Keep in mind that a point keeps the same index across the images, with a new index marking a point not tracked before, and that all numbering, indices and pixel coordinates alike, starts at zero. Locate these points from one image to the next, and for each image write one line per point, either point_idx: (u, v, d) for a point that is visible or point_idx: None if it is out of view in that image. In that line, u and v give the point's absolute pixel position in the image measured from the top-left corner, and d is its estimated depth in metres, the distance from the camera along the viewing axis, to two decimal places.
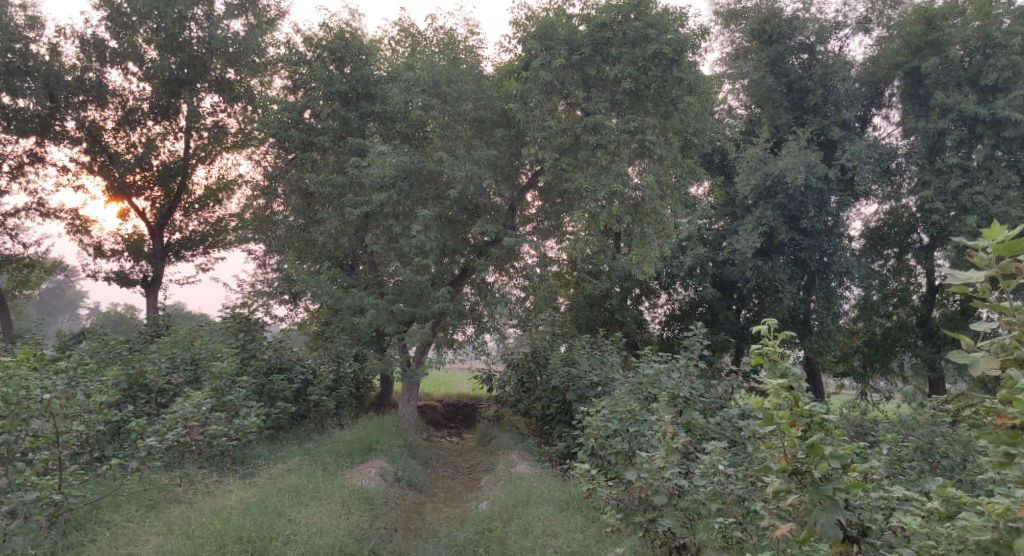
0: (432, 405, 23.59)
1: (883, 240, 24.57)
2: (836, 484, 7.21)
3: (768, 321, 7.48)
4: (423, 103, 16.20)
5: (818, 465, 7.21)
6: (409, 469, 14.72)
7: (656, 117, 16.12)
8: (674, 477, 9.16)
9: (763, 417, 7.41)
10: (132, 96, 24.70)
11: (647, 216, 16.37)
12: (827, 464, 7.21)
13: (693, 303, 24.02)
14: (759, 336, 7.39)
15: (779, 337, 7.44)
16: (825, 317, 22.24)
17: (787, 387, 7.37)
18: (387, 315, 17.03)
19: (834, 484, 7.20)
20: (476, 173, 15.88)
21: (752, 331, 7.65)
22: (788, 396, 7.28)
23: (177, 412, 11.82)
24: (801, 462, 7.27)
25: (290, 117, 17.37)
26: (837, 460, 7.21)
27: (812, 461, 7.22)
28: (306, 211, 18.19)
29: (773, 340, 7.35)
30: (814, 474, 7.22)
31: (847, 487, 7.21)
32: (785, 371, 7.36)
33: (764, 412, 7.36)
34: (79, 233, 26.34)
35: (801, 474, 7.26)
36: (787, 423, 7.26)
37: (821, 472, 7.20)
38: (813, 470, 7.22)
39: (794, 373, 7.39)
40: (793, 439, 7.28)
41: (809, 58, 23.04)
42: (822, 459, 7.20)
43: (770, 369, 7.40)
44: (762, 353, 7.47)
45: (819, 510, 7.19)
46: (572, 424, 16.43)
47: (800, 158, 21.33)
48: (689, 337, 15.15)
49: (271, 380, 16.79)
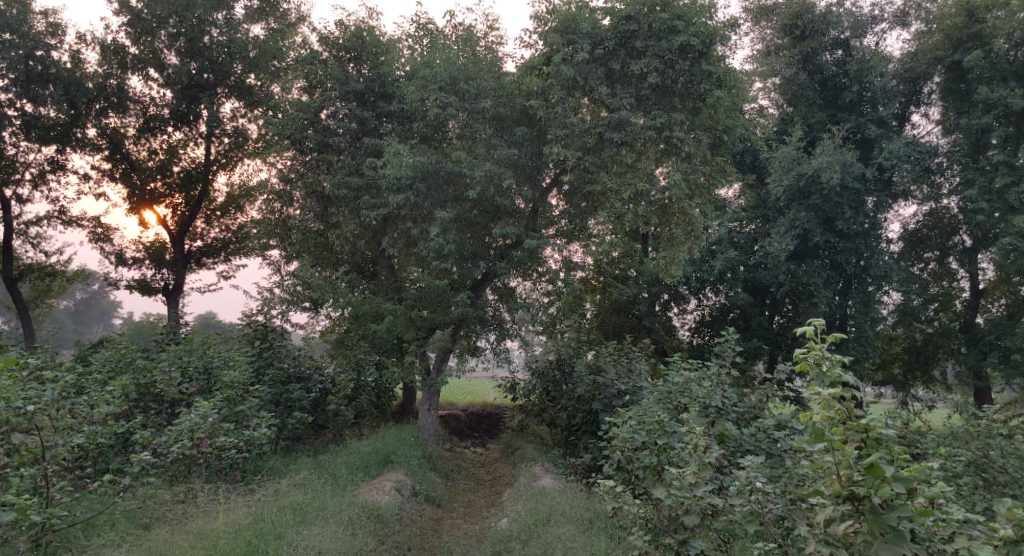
0: (455, 414, 22.98)
1: (924, 242, 23.68)
2: (900, 512, 7.34)
3: (816, 323, 7.82)
4: (441, 101, 15.69)
5: (879, 489, 7.35)
6: (428, 482, 14.16)
7: (684, 113, 15.45)
8: (707, 495, 8.56)
9: (814, 433, 7.59)
10: (152, 102, 24.38)
11: (676, 216, 15.74)
12: (888, 488, 7.34)
13: (724, 309, 23.23)
14: (806, 341, 7.67)
15: (827, 339, 7.75)
16: (862, 323, 21.39)
17: (839, 398, 7.62)
18: (405, 322, 16.55)
19: (896, 512, 7.32)
20: (497, 173, 15.36)
21: (798, 333, 7.97)
22: (841, 410, 7.47)
23: (182, 423, 11.42)
24: (858, 486, 7.38)
25: (305, 118, 16.95)
26: (899, 483, 7.32)
27: (871, 485, 7.35)
28: (324, 215, 17.75)
29: (821, 346, 7.66)
30: (874, 499, 7.34)
31: (911, 514, 7.34)
32: (834, 380, 7.60)
33: (816, 428, 7.54)
34: (101, 242, 26.14)
35: (857, 499, 7.38)
36: (841, 440, 7.45)
37: (881, 498, 7.33)
38: (872, 495, 7.34)
39: (844, 381, 7.69)
40: (848, 459, 7.41)
41: (844, 54, 22.19)
42: (882, 482, 7.32)
43: (819, 379, 7.62)
44: (808, 359, 7.77)
45: (881, 537, 7.32)
46: (598, 435, 15.80)
47: (835, 157, 20.50)
48: (720, 344, 14.43)
49: (287, 389, 16.26)
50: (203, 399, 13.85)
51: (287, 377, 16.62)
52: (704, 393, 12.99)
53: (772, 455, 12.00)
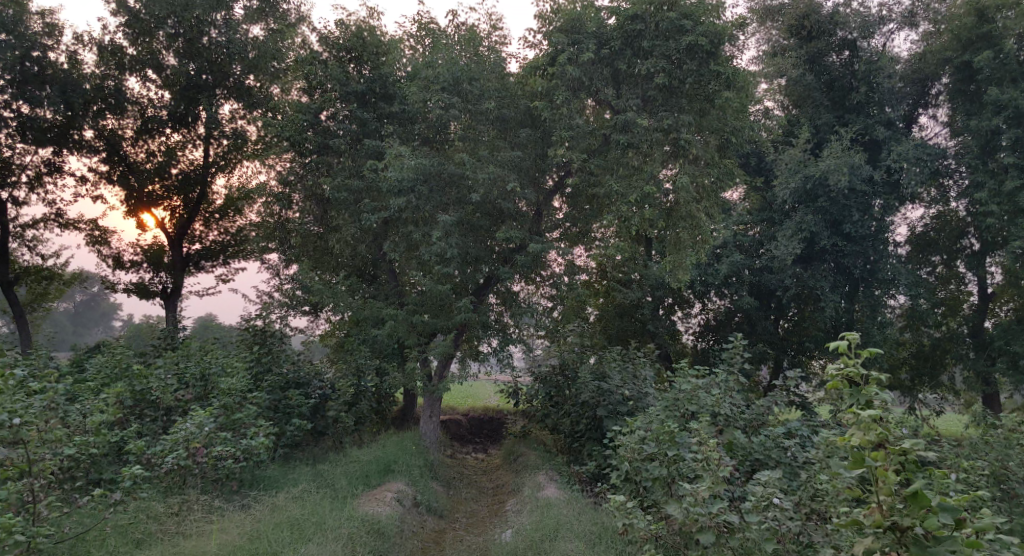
0: (456, 419, 22.66)
1: (931, 245, 23.40)
2: (947, 545, 7.19)
3: (854, 336, 8.19)
4: (443, 102, 15.38)
5: (925, 520, 7.21)
6: (430, 492, 13.88)
7: (691, 114, 15.12)
8: (723, 512, 8.49)
9: (853, 458, 7.44)
10: (150, 103, 24.10)
11: (683, 220, 15.39)
12: (936, 518, 7.20)
13: (729, 313, 22.94)
14: (840, 355, 7.60)
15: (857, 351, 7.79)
16: (870, 328, 21.09)
17: (878, 418, 7.49)
18: (407, 327, 16.26)
19: (945, 545, 7.19)
20: (500, 175, 15.06)
21: (828, 345, 7.99)
22: (880, 434, 7.33)
23: (178, 432, 11.18)
24: (902, 516, 7.26)
25: (305, 120, 16.63)
26: (947, 514, 7.20)
27: (916, 516, 7.22)
28: (323, 218, 17.49)
29: (855, 361, 7.57)
30: (919, 530, 7.21)
31: (959, 547, 7.19)
32: (870, 399, 7.48)
33: (855, 453, 7.40)
34: (98, 245, 25.83)
35: (900, 529, 7.25)
36: (882, 467, 7.33)
37: (927, 528, 7.19)
38: (917, 525, 7.21)
39: (880, 401, 7.58)
40: (890, 486, 7.28)
41: (851, 55, 21.86)
42: (928, 512, 7.18)
43: (855, 398, 7.51)
44: (841, 374, 7.65)
45: None
46: (602, 443, 15.50)
47: (843, 159, 20.19)
48: (728, 350, 14.12)
49: (286, 396, 15.97)
50: (200, 406, 13.57)
51: (286, 383, 16.33)
52: (712, 402, 12.70)
53: (783, 465, 11.71)
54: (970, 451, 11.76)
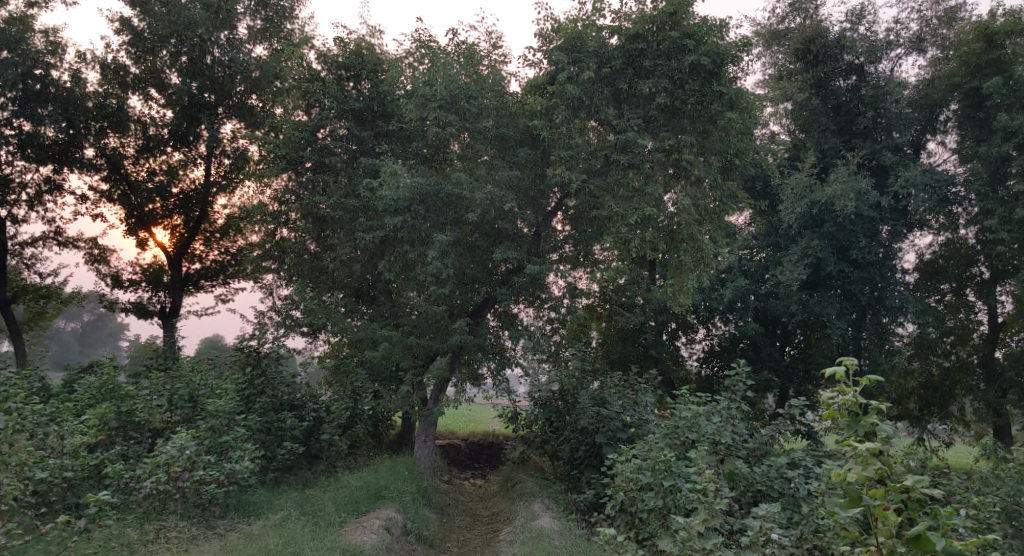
0: (455, 444, 22.25)
1: (940, 273, 23.00)
2: None
3: (845, 363, 7.85)
4: (442, 120, 15.15)
5: None
6: (420, 520, 13.49)
7: (694, 135, 14.85)
8: (719, 548, 8.10)
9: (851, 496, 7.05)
10: (152, 122, 23.92)
11: (684, 242, 15.09)
12: None
13: (733, 339, 22.53)
14: (835, 385, 7.20)
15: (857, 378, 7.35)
16: (877, 356, 20.66)
17: (877, 452, 7.08)
18: (402, 349, 15.92)
19: None
20: (498, 196, 14.81)
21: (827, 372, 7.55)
22: (879, 471, 6.93)
23: (158, 456, 10.88)
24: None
25: (301, 137, 16.38)
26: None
27: None
28: (319, 238, 17.22)
29: (852, 390, 7.16)
30: None
31: None
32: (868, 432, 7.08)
33: (852, 490, 7.01)
34: (97, 263, 25.62)
35: None
36: (880, 507, 6.92)
37: None
38: None
39: (882, 433, 7.16)
40: (891, 528, 6.90)
41: (858, 80, 21.58)
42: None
43: (853, 430, 7.14)
44: (838, 404, 7.26)
45: None
46: (601, 470, 15.10)
47: (849, 185, 19.90)
48: (729, 377, 13.72)
49: (278, 418, 15.63)
50: (187, 428, 13.25)
51: (278, 405, 15.99)
52: (713, 430, 12.30)
53: (784, 496, 11.30)
54: (980, 484, 11.33)
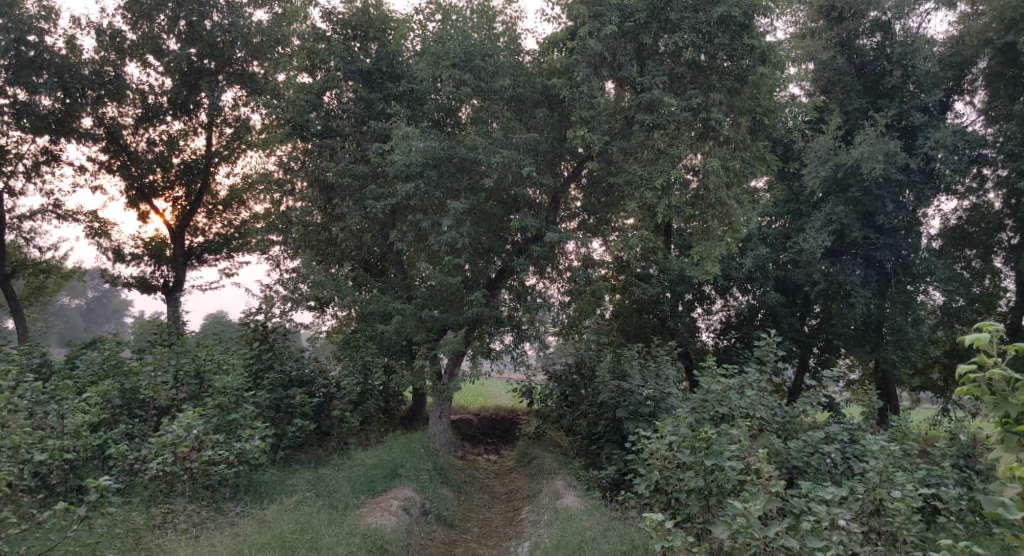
0: (467, 419, 21.75)
1: (966, 239, 22.32)
2: None
3: (981, 335, 7.59)
4: (456, 79, 14.47)
5: None
6: (439, 499, 13.00)
7: (722, 92, 14.12)
8: (780, 537, 7.67)
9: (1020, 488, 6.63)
10: (151, 91, 23.16)
11: (712, 207, 14.39)
12: None
13: (753, 309, 21.86)
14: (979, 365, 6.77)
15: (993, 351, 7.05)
16: (904, 327, 20.02)
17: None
18: (415, 323, 15.25)
19: None
20: (514, 159, 14.11)
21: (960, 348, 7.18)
22: None
23: (165, 435, 10.24)
24: None
25: (306, 101, 15.57)
26: None
27: None
28: (325, 206, 16.42)
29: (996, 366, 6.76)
30: None
31: None
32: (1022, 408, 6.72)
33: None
34: (97, 237, 24.92)
35: None
36: None
37: None
38: None
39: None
40: None
41: (884, 38, 20.60)
42: None
43: (1002, 409, 6.74)
44: (976, 382, 6.88)
45: None
46: (623, 446, 14.54)
47: (878, 147, 19.14)
48: (759, 346, 13.01)
49: (288, 394, 15.07)
50: (195, 406, 12.60)
51: (287, 381, 15.37)
52: (746, 403, 11.69)
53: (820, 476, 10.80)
54: None
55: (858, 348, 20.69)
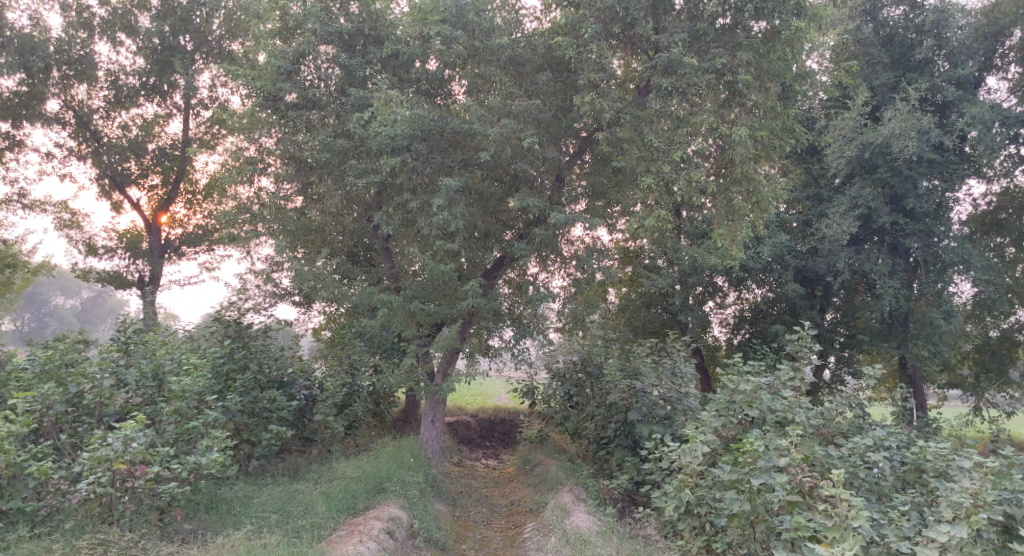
0: (465, 422, 20.21)
1: (997, 226, 20.77)
2: None
3: None
4: (447, 37, 12.86)
5: None
6: (430, 516, 11.47)
7: (751, 51, 12.62)
8: None
9: None
10: (121, 71, 21.47)
11: (738, 183, 12.82)
12: None
13: (770, 302, 20.11)
14: None
15: None
16: (936, 320, 18.47)
17: None
18: (404, 317, 13.62)
19: None
20: (514, 130, 12.56)
21: None
22: None
23: (98, 450, 8.69)
24: None
25: (280, 67, 13.89)
26: None
27: None
28: (304, 187, 14.76)
29: None
30: None
31: None
32: None
33: None
34: (67, 229, 23.23)
35: None
36: None
37: None
38: None
39: None
40: None
41: (911, 8, 19.12)
42: None
43: None
44: None
45: None
46: (637, 453, 12.99)
47: (910, 123, 17.60)
48: (790, 342, 10.91)
49: (265, 396, 13.35)
50: (154, 413, 10.97)
51: (265, 383, 13.75)
52: (782, 407, 10.01)
53: (866, 495, 9.35)
54: None
55: (884, 344, 19.17)
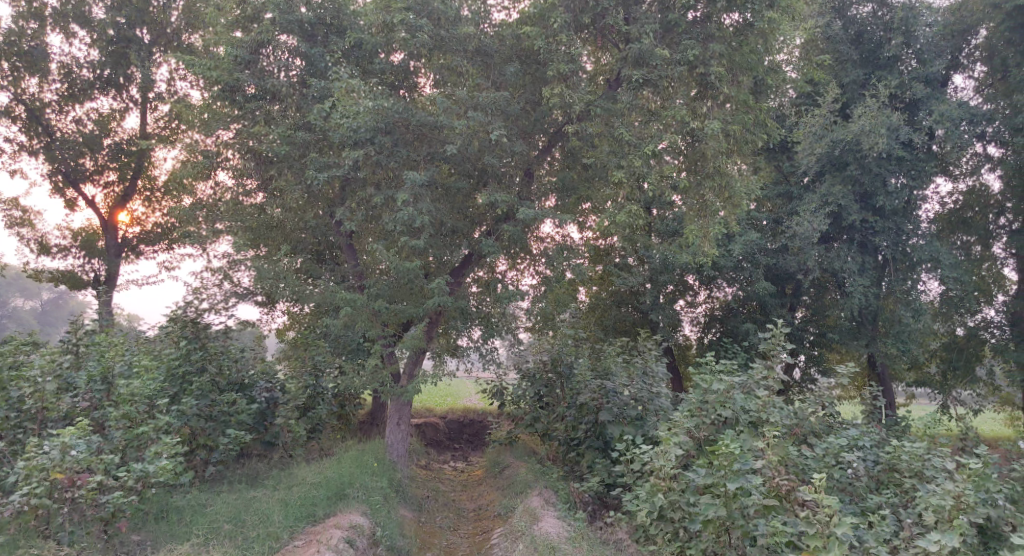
0: (432, 424, 19.75)
1: (964, 224, 20.80)
2: None
3: None
4: (411, 27, 12.46)
5: None
6: (394, 523, 11.05)
7: (722, 44, 12.41)
8: None
9: None
10: (75, 63, 20.73)
11: (709, 178, 12.56)
12: None
13: (741, 301, 19.92)
14: None
15: None
16: (906, 318, 18.39)
17: None
18: (368, 317, 13.15)
19: None
20: (481, 123, 12.19)
21: None
22: None
23: (35, 459, 8.17)
24: None
25: (238, 58, 13.40)
26: None
27: None
28: (264, 182, 14.27)
29: None
30: None
31: None
32: None
33: None
34: (18, 227, 22.42)
35: None
36: None
37: None
38: None
39: None
40: None
41: (879, 6, 19.08)
42: None
43: None
44: None
45: None
46: (608, 454, 12.66)
47: (880, 119, 17.49)
48: (764, 341, 10.57)
49: (223, 399, 12.85)
50: (102, 418, 10.44)
51: (222, 385, 13.24)
52: (755, 408, 9.87)
53: (841, 497, 9.11)
54: None
55: (854, 342, 19.05)
